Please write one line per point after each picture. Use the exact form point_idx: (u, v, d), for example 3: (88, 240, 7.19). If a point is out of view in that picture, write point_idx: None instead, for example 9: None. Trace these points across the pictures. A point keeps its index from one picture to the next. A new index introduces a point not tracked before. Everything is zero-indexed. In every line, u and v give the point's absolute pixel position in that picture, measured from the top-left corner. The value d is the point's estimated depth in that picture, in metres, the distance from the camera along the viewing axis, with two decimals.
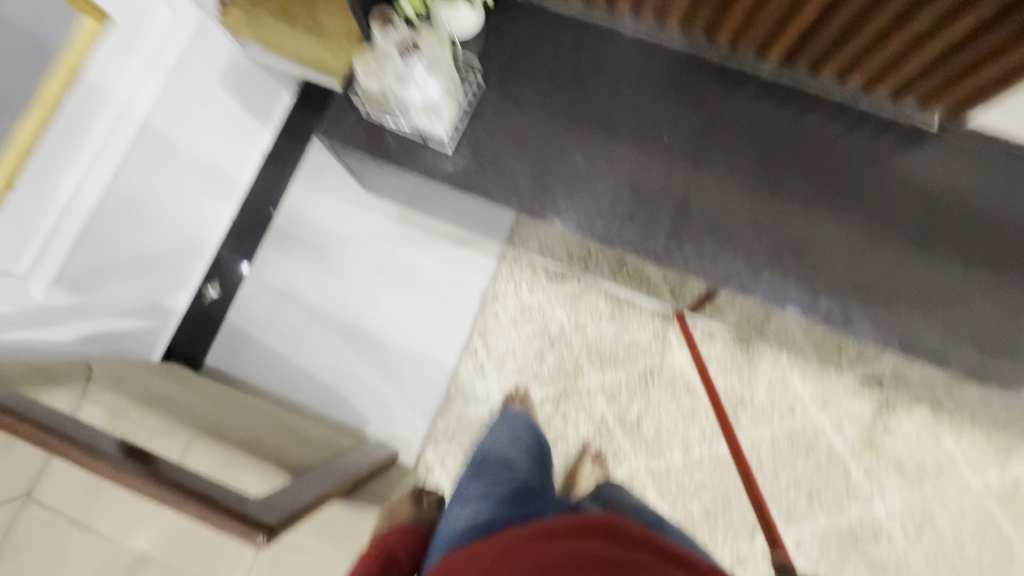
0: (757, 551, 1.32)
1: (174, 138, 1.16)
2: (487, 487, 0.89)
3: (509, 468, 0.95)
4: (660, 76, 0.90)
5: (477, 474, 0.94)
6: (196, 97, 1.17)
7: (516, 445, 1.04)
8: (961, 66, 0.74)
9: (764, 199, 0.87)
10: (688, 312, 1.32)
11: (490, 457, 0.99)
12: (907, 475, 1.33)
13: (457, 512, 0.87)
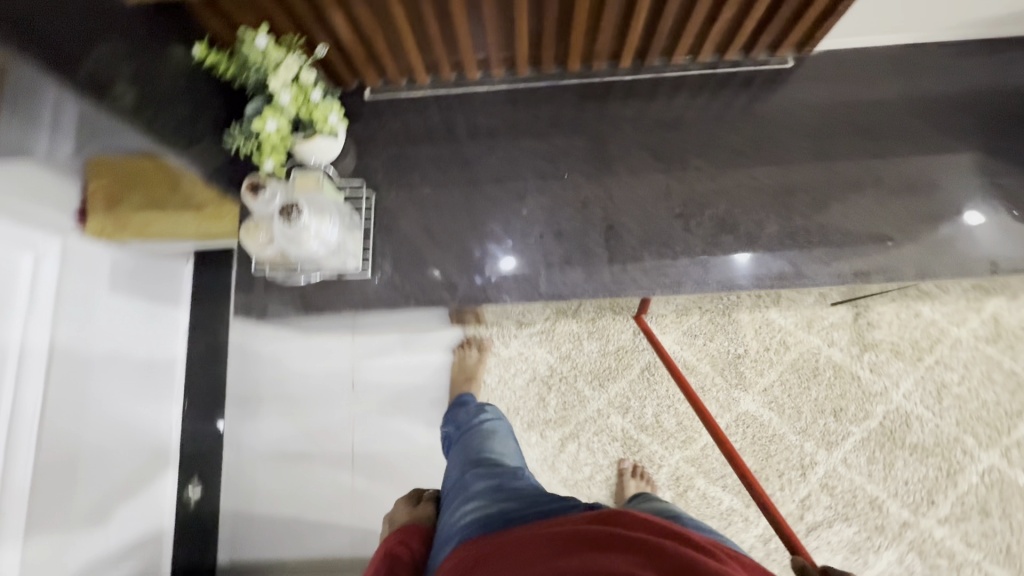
0: (815, 488, 1.34)
1: (83, 362, 1.04)
2: (499, 484, 0.85)
3: (508, 470, 0.90)
4: (535, 117, 0.90)
5: (484, 472, 0.89)
6: (92, 314, 1.06)
7: (510, 449, 0.99)
8: (795, 6, 0.78)
9: (679, 190, 0.88)
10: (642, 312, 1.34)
11: (492, 456, 0.94)
12: (907, 355, 1.38)
13: (470, 507, 0.81)
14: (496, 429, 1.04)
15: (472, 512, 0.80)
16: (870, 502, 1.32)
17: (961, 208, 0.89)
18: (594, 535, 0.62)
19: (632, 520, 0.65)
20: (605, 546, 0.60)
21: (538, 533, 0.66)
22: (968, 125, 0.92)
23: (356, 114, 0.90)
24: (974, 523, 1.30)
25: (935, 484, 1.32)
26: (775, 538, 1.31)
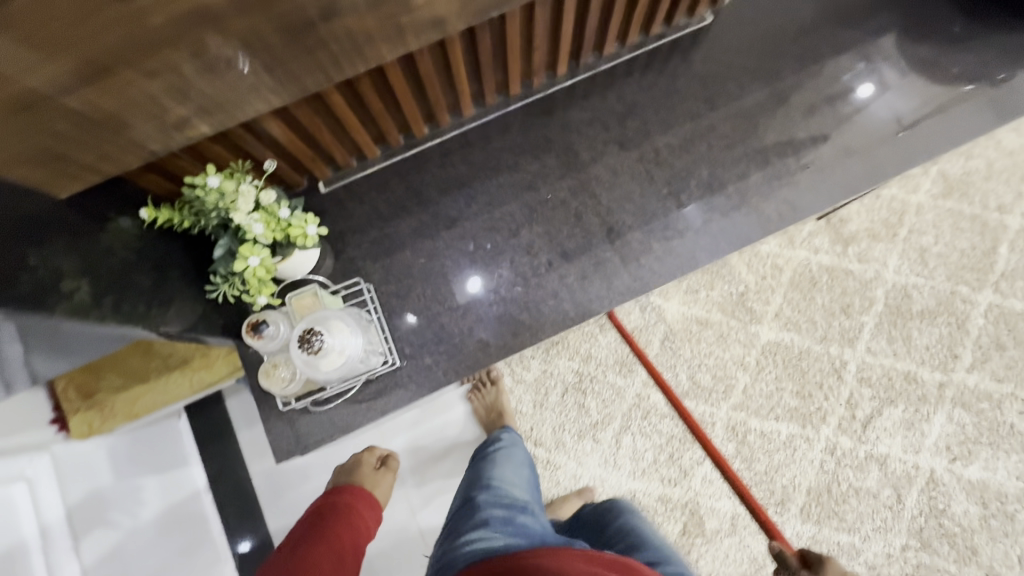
0: (855, 386, 1.39)
1: (104, 549, 0.93)
2: (509, 517, 0.86)
3: (517, 503, 0.91)
4: (498, 150, 0.88)
5: (493, 501, 0.89)
6: (93, 501, 0.95)
7: (521, 475, 0.99)
8: None
9: (658, 171, 0.89)
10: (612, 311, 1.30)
11: (502, 486, 0.94)
12: (884, 235, 1.46)
13: (476, 538, 0.81)
14: (510, 457, 1.02)
15: (482, 542, 0.80)
16: (906, 378, 1.39)
17: (897, 100, 0.96)
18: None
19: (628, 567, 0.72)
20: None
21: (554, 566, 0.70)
22: (878, 20, 0.98)
23: (321, 212, 0.85)
24: (996, 360, 1.39)
25: (953, 339, 1.41)
26: (838, 444, 1.37)
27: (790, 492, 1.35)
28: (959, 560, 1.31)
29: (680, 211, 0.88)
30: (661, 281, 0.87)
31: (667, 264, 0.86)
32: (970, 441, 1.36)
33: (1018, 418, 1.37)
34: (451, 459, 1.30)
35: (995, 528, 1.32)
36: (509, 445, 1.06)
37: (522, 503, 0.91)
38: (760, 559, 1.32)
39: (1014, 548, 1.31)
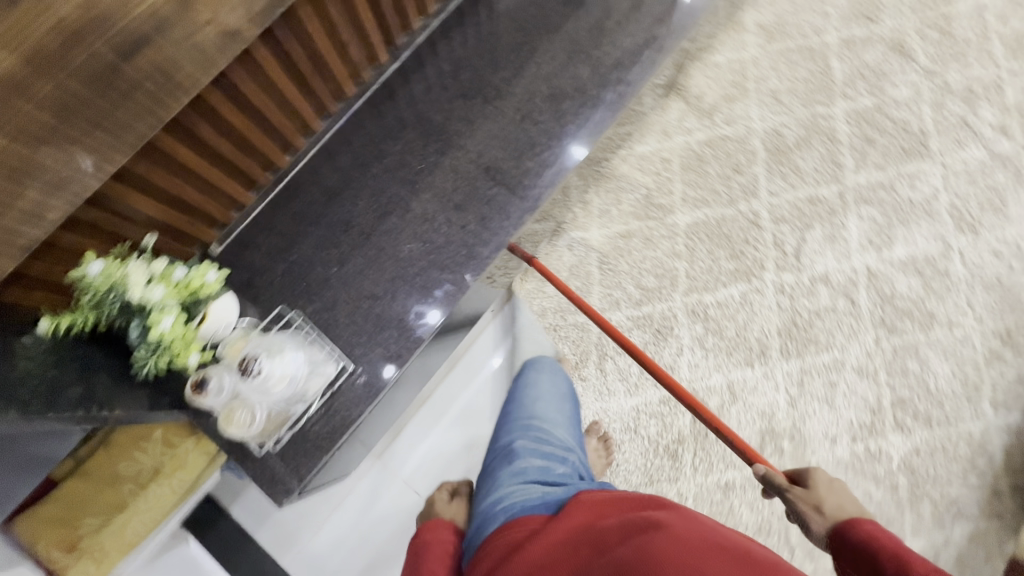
0: (774, 227, 1.52)
1: None
2: (547, 466, 0.98)
3: (555, 454, 1.03)
4: (360, 144, 0.93)
5: (532, 449, 1.03)
6: None
7: (561, 428, 1.12)
8: None
9: (506, 104, 0.97)
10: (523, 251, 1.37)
11: (542, 429, 1.09)
12: (737, 95, 1.61)
13: (516, 486, 0.92)
14: (551, 407, 1.16)
15: (520, 488, 0.91)
16: (810, 202, 1.53)
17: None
18: (633, 525, 0.65)
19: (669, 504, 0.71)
20: (643, 531, 0.63)
21: (587, 521, 0.72)
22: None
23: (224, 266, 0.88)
24: (873, 154, 1.55)
25: (831, 154, 1.56)
26: (785, 282, 1.48)
27: (765, 341, 1.44)
28: (924, 328, 1.43)
29: (540, 128, 0.96)
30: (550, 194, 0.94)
31: (548, 175, 0.94)
32: (885, 229, 1.50)
33: (912, 191, 1.52)
34: (457, 458, 1.35)
35: (938, 288, 1.46)
36: (544, 392, 1.20)
37: (562, 446, 1.06)
38: (769, 411, 1.40)
39: (960, 297, 1.45)
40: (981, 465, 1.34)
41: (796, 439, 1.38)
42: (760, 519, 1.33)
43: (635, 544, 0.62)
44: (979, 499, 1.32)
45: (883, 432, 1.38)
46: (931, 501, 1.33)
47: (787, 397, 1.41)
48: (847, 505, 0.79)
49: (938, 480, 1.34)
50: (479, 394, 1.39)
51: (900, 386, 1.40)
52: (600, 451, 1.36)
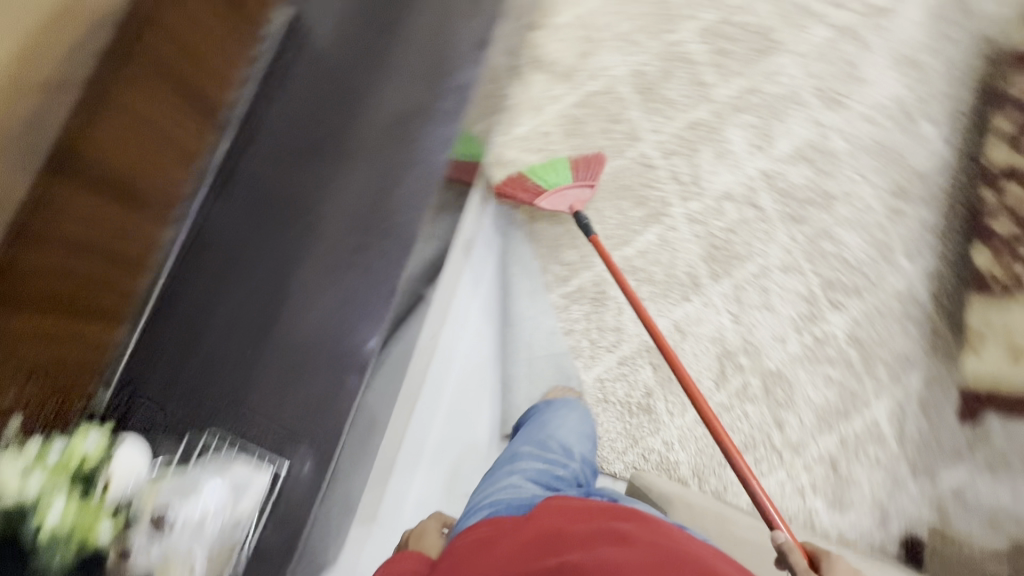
0: (666, 163, 1.55)
1: None
2: (545, 473, 1.00)
3: (559, 464, 1.05)
4: (217, 242, 0.88)
5: (535, 454, 1.06)
6: None
7: (575, 440, 1.14)
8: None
9: (354, 149, 0.93)
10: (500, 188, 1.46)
11: (557, 446, 1.10)
12: (589, 49, 1.63)
13: (512, 482, 0.96)
14: (574, 423, 1.19)
15: (512, 488, 0.94)
16: (691, 128, 1.57)
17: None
18: (602, 532, 0.69)
19: (630, 516, 0.75)
20: (609, 540, 0.67)
21: (561, 523, 0.74)
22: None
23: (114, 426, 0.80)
24: (730, 64, 1.60)
25: (693, 77, 1.60)
26: (692, 210, 1.52)
27: (694, 272, 1.48)
28: (827, 209, 1.50)
29: (393, 161, 0.93)
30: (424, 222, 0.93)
31: (416, 206, 0.92)
32: (764, 129, 1.56)
33: (776, 87, 1.58)
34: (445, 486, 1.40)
35: (827, 168, 1.53)
36: (571, 412, 1.23)
37: (569, 457, 1.08)
38: (719, 335, 1.45)
39: (849, 169, 1.52)
40: (915, 314, 1.43)
41: (751, 352, 1.44)
42: (743, 436, 1.39)
43: (599, 551, 0.65)
44: (922, 345, 1.41)
45: (824, 317, 1.44)
46: (883, 362, 1.41)
47: (730, 317, 1.46)
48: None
49: (883, 341, 1.42)
50: (450, 420, 1.42)
51: (824, 269, 1.47)
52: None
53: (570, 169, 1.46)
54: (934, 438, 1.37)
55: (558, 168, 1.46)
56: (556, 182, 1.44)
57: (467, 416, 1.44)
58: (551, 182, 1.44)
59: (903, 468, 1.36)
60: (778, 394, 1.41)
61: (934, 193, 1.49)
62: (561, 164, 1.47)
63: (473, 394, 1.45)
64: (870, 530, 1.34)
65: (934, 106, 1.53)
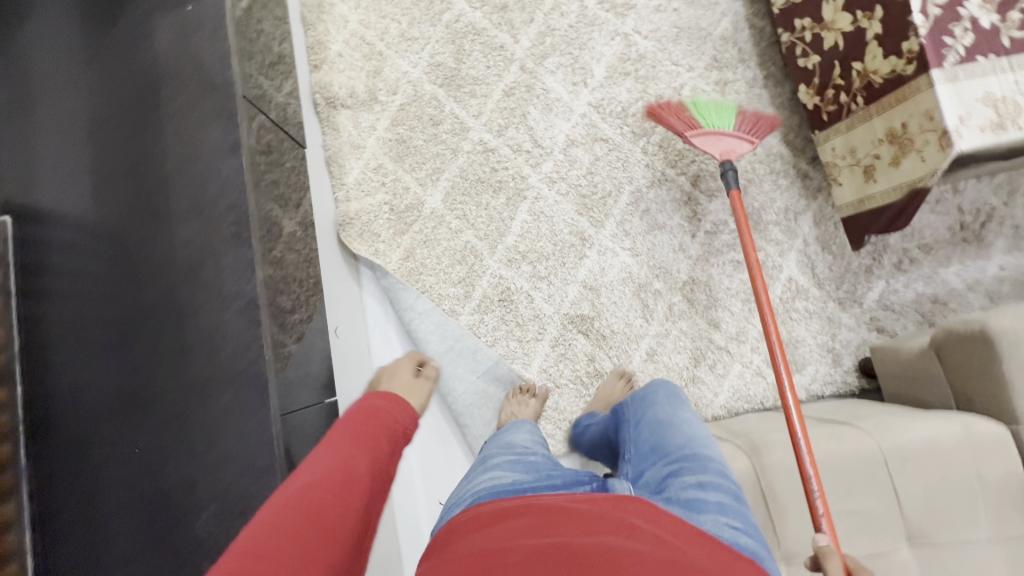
0: (503, 140, 1.50)
1: None
2: (521, 460, 0.92)
3: (533, 454, 0.96)
4: (76, 484, 0.81)
5: (505, 450, 0.97)
6: None
7: (536, 437, 1.05)
8: None
9: (162, 317, 0.84)
10: (674, 116, 1.31)
11: (528, 439, 1.02)
12: (377, 64, 1.53)
13: (490, 474, 0.88)
14: (530, 429, 1.09)
15: (493, 482, 0.85)
16: (509, 94, 1.51)
17: (168, 39, 0.92)
18: (608, 522, 0.65)
19: (638, 508, 0.72)
20: (617, 533, 0.63)
21: (566, 509, 0.69)
22: (65, 43, 0.93)
23: None
24: (515, 15, 1.54)
25: (488, 43, 1.54)
26: (548, 172, 1.49)
27: (577, 229, 1.47)
28: None
29: (197, 313, 0.84)
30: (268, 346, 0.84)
31: (247, 347, 0.83)
32: (576, 62, 1.52)
33: (567, 18, 1.54)
34: None
35: (646, 72, 1.52)
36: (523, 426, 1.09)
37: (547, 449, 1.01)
38: (627, 274, 1.45)
39: (666, 63, 1.52)
40: (780, 168, 1.47)
41: (661, 274, 1.45)
42: (690, 351, 1.41)
43: (602, 540, 0.61)
44: (799, 192, 1.46)
45: (707, 209, 1.46)
46: (774, 224, 1.45)
47: (628, 252, 1.46)
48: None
49: (766, 205, 1.46)
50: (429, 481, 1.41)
51: (688, 166, 1.48)
52: (617, 377, 1.39)
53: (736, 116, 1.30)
54: (844, 267, 1.43)
55: (724, 112, 1.30)
56: (716, 124, 1.29)
57: (444, 470, 1.41)
58: (710, 122, 1.29)
59: (833, 307, 1.42)
60: (702, 297, 1.44)
61: (747, 51, 1.51)
62: (727, 109, 1.32)
63: (437, 447, 1.42)
64: (831, 374, 1.40)
65: None
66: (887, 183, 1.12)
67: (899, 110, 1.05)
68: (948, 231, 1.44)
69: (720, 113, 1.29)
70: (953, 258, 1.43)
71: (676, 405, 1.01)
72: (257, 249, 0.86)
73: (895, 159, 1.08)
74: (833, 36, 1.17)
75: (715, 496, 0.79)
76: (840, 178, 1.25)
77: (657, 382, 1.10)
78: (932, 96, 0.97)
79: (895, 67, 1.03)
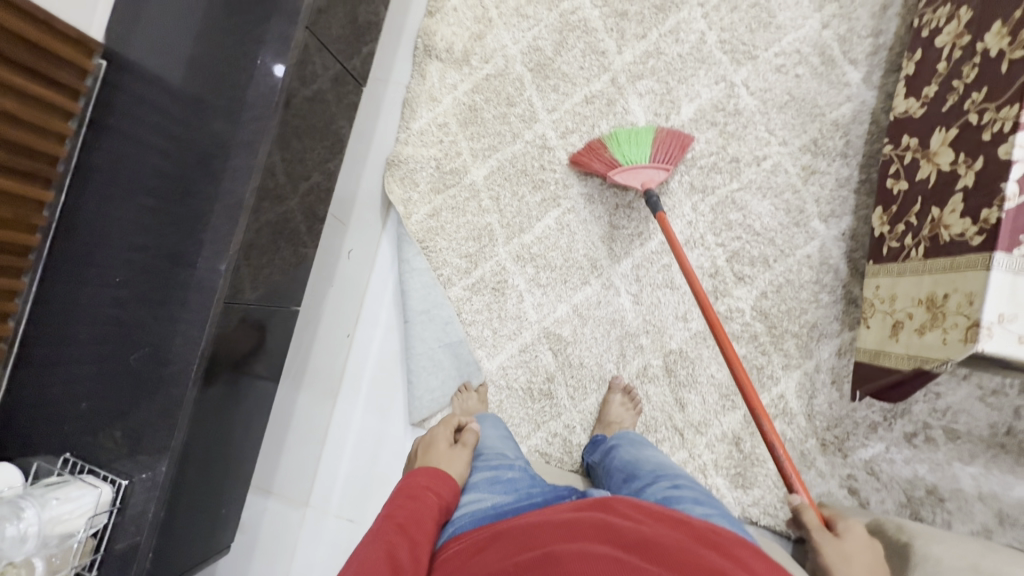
0: (563, 143, 1.50)
1: None
2: (496, 475, 1.03)
3: (507, 464, 1.08)
4: (70, 287, 1.01)
5: (486, 464, 1.08)
6: None
7: (507, 438, 1.19)
8: (38, 77, 0.94)
9: (173, 189, 1.01)
10: (586, 154, 1.43)
11: (496, 450, 1.13)
12: (483, 29, 1.57)
13: (471, 499, 0.98)
14: (496, 431, 1.22)
15: (473, 506, 0.95)
16: (588, 102, 1.49)
17: None
18: (589, 527, 0.71)
19: (623, 506, 0.77)
20: (597, 535, 0.69)
21: (545, 518, 0.76)
22: None
23: (12, 437, 0.99)
24: (629, 26, 1.49)
25: (591, 44, 1.51)
26: (591, 189, 1.47)
27: (593, 256, 1.45)
28: (734, 175, 1.40)
29: (198, 196, 0.99)
30: (235, 243, 0.97)
31: (219, 239, 0.97)
32: (667, 94, 1.45)
33: (679, 46, 1.46)
34: (362, 455, 1.49)
35: (735, 130, 1.41)
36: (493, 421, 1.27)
37: (516, 460, 1.12)
38: (619, 318, 1.42)
39: (759, 129, 1.40)
40: (828, 282, 1.33)
41: (652, 332, 1.40)
42: (644, 417, 1.37)
43: (579, 545, 0.67)
44: (836, 315, 1.32)
45: (729, 291, 1.37)
46: (793, 335, 1.33)
47: (631, 297, 1.42)
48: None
49: (792, 312, 1.34)
50: (366, 410, 1.52)
51: (730, 240, 1.38)
52: (626, 404, 1.36)
53: (652, 146, 1.38)
54: (847, 412, 1.29)
55: (641, 143, 1.39)
56: (633, 158, 1.37)
57: (381, 406, 1.52)
58: (628, 158, 1.38)
59: (813, 445, 1.30)
60: (682, 372, 1.38)
61: (853, 147, 1.35)
62: (646, 138, 1.39)
63: (385, 386, 1.53)
64: (775, 507, 1.29)
65: (857, 45, 1.37)
66: (904, 347, 0.99)
67: (948, 277, 0.91)
68: (988, 428, 1.24)
69: (637, 144, 1.39)
70: (978, 457, 1.23)
71: (639, 445, 1.16)
72: (258, 161, 0.98)
73: (923, 327, 0.95)
74: (928, 168, 1.02)
75: (689, 492, 0.95)
76: (870, 321, 1.11)
77: (621, 434, 1.23)
78: (982, 279, 0.83)
79: (965, 231, 0.89)
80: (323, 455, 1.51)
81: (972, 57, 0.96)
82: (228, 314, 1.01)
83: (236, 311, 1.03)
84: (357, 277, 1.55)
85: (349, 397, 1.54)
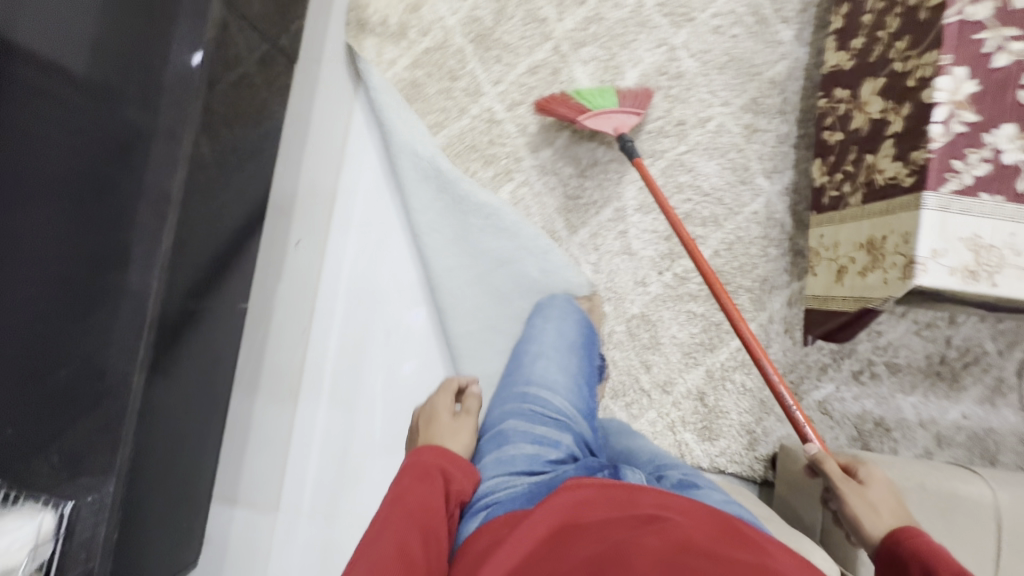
0: (511, 115, 1.47)
1: None
2: (533, 447, 1.00)
3: (550, 426, 1.04)
4: None
5: (523, 428, 1.04)
6: None
7: (563, 361, 1.17)
8: None
9: (88, 187, 0.91)
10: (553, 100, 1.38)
11: (541, 398, 1.09)
12: (417, 1, 1.51)
13: (501, 483, 0.95)
14: (555, 350, 1.19)
15: (507, 489, 0.93)
16: (533, 72, 1.47)
17: None
18: (618, 522, 0.73)
19: (651, 499, 0.78)
20: (625, 531, 0.71)
21: (571, 513, 0.78)
22: None
23: None
24: None
25: (531, 12, 1.48)
26: (543, 161, 1.46)
27: (550, 227, 1.45)
28: (681, 138, 1.42)
29: (121, 192, 0.91)
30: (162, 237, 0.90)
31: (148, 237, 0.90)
32: (611, 60, 1.45)
33: (619, 11, 1.45)
34: (331, 449, 1.45)
35: (678, 93, 1.43)
36: (548, 331, 1.24)
37: (565, 411, 1.08)
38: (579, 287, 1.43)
39: (702, 90, 1.42)
40: (775, 236, 1.38)
41: (614, 299, 1.42)
42: (612, 383, 1.40)
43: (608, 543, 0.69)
44: (784, 267, 1.38)
45: (684, 252, 1.41)
46: (746, 290, 1.38)
47: (590, 266, 1.43)
48: (883, 512, 0.91)
49: (744, 268, 1.39)
50: (331, 405, 1.46)
51: (682, 203, 1.41)
52: None
53: (618, 95, 1.38)
54: (800, 357, 1.36)
55: (606, 93, 1.38)
56: (601, 104, 1.36)
57: (345, 397, 1.48)
58: (596, 104, 1.36)
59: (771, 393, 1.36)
60: (645, 335, 1.41)
61: (790, 103, 1.40)
62: (609, 89, 1.39)
63: (348, 378, 1.48)
64: (741, 455, 1.36)
65: (787, 4, 1.41)
66: (850, 290, 1.04)
67: (884, 220, 0.95)
68: (925, 359, 1.33)
69: (604, 93, 1.38)
70: (917, 387, 1.33)
71: (628, 435, 1.18)
72: (186, 149, 0.91)
73: (865, 269, 1.00)
74: (861, 118, 1.06)
75: (700, 479, 0.98)
76: (817, 269, 1.16)
77: (609, 422, 1.25)
78: (915, 218, 0.88)
79: (897, 175, 0.94)
80: (292, 454, 1.43)
81: (894, 7, 1.00)
82: (167, 319, 0.93)
83: (176, 314, 0.96)
84: (307, 265, 1.46)
85: (311, 393, 1.46)
